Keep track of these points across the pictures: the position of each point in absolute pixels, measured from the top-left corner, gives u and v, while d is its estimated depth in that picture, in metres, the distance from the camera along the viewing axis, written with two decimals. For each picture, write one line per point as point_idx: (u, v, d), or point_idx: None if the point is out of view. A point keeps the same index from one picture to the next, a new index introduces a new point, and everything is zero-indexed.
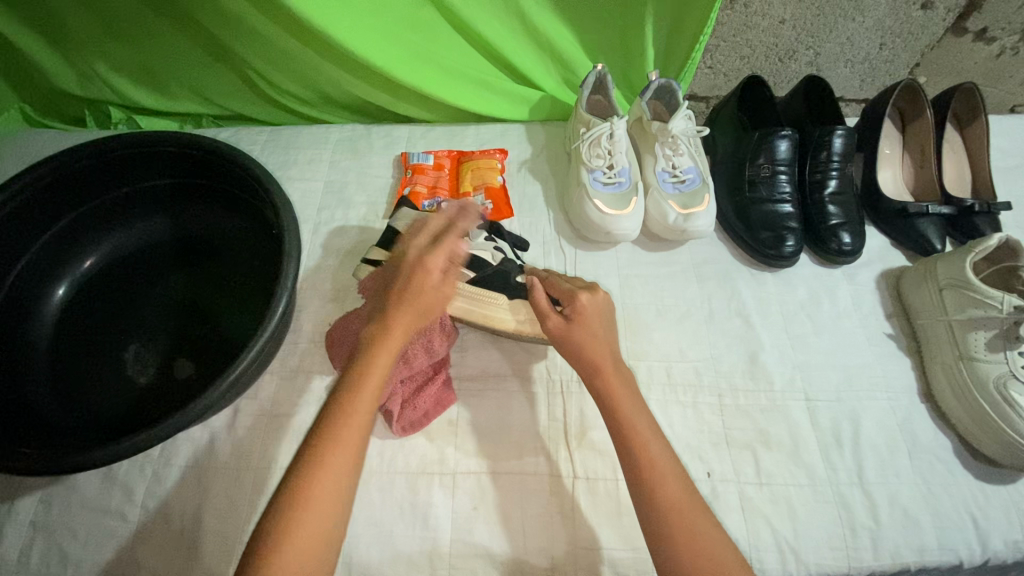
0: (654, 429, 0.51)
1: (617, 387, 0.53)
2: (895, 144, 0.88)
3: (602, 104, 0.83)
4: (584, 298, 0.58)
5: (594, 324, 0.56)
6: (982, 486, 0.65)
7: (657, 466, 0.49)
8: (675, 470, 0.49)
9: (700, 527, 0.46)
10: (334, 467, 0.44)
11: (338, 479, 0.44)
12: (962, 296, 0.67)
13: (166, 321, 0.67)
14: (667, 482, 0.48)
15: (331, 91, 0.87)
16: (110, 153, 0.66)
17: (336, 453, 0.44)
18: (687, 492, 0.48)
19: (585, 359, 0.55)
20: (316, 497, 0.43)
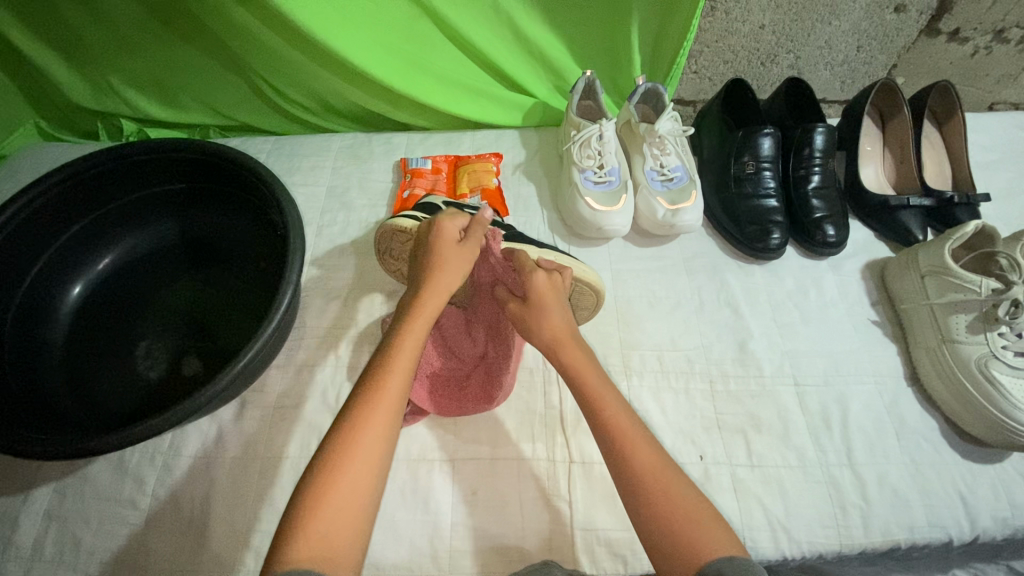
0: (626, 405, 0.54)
1: (576, 356, 0.58)
2: (875, 141, 0.92)
3: (592, 109, 0.87)
4: (540, 275, 0.60)
5: (548, 301, 0.60)
6: (969, 465, 0.66)
7: (629, 437, 0.51)
8: (650, 442, 0.51)
9: (680, 490, 0.47)
10: (380, 414, 0.48)
11: (384, 423, 0.48)
12: (943, 282, 0.69)
13: (176, 319, 0.70)
14: (641, 451, 0.50)
15: (333, 101, 0.91)
16: (124, 160, 0.70)
17: (384, 399, 0.49)
18: (661, 460, 0.50)
19: (543, 332, 0.59)
20: (365, 435, 0.46)
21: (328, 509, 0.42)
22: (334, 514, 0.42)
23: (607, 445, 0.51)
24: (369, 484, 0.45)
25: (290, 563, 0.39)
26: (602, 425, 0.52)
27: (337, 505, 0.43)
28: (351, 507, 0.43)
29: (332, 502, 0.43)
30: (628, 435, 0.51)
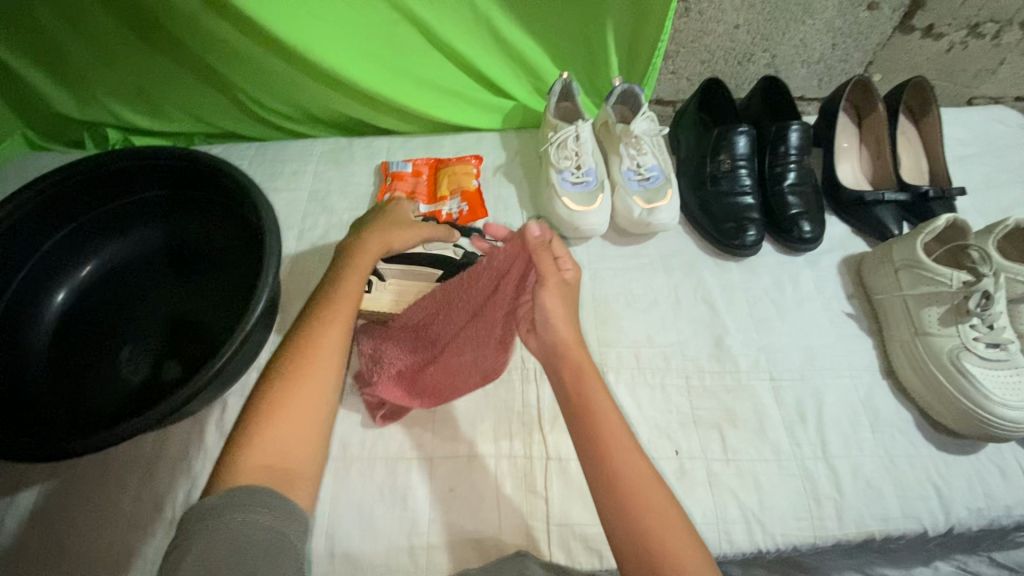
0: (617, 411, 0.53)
1: (584, 360, 0.57)
2: (852, 137, 0.93)
3: (571, 111, 0.88)
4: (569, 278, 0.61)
5: (567, 307, 0.60)
6: (944, 456, 0.67)
7: (615, 441, 0.50)
8: (635, 448, 0.50)
9: (668, 510, 0.47)
10: (324, 348, 0.53)
11: (329, 358, 0.53)
12: (916, 274, 0.70)
13: (159, 324, 0.71)
14: (634, 461, 0.49)
15: (315, 107, 0.92)
16: (105, 167, 0.71)
17: (330, 334, 0.54)
18: (647, 470, 0.49)
19: (559, 335, 0.59)
20: (309, 374, 0.51)
21: (275, 440, 0.48)
22: (283, 437, 0.48)
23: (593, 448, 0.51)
24: (319, 413, 0.51)
25: (247, 478, 0.45)
26: (591, 429, 0.51)
27: (288, 431, 0.49)
28: (299, 437, 0.49)
29: (282, 426, 0.48)
30: (611, 438, 0.50)
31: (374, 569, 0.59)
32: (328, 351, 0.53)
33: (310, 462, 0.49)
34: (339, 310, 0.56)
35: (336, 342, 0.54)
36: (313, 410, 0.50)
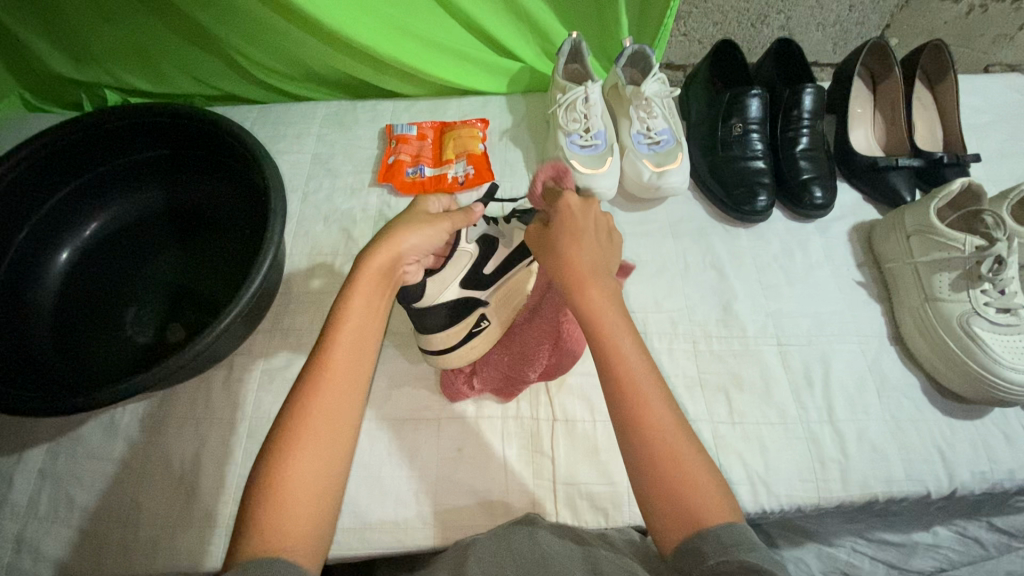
0: (642, 345, 0.45)
1: (596, 297, 0.47)
2: (866, 103, 0.91)
3: (579, 72, 0.86)
4: (569, 204, 0.54)
5: (575, 227, 0.52)
6: (949, 421, 0.67)
7: (636, 385, 0.43)
8: (663, 393, 0.44)
9: (689, 461, 0.42)
10: (332, 404, 0.45)
11: (342, 400, 0.46)
12: (928, 240, 0.69)
13: (164, 285, 0.70)
14: (654, 408, 0.43)
15: (318, 68, 0.90)
16: (105, 124, 0.69)
17: (338, 385, 0.46)
18: (674, 418, 0.43)
19: (571, 264, 0.48)
20: (313, 424, 0.44)
21: (281, 505, 0.41)
22: (293, 518, 0.41)
23: (611, 389, 0.44)
24: (334, 485, 0.44)
25: (255, 550, 0.38)
26: (610, 371, 0.44)
27: (297, 511, 0.41)
28: (309, 499, 0.42)
29: (291, 505, 0.41)
30: (637, 384, 0.43)
31: (383, 526, 0.60)
32: (339, 409, 0.46)
33: (324, 540, 0.42)
34: (346, 357, 0.48)
35: (346, 393, 0.47)
36: (326, 481, 0.43)
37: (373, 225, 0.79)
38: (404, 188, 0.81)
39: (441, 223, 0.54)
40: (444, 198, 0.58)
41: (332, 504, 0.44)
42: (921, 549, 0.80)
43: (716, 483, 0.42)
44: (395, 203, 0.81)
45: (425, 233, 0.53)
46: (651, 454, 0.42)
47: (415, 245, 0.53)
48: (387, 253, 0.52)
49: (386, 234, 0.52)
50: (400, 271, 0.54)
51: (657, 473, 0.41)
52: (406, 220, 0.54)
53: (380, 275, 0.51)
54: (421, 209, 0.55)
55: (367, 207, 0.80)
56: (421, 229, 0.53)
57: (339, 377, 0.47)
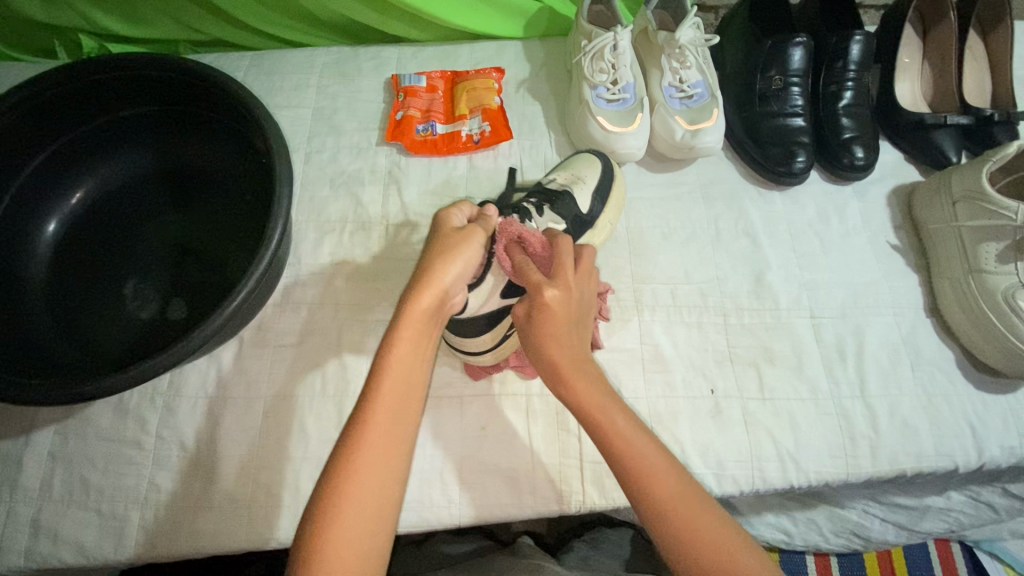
0: (636, 422, 0.47)
1: (584, 390, 0.48)
2: (914, 51, 0.83)
3: (604, 15, 0.77)
4: (550, 296, 0.48)
5: (556, 327, 0.49)
6: (982, 396, 0.66)
7: (647, 470, 0.45)
8: (668, 467, 0.46)
9: (706, 522, 0.43)
10: (376, 453, 0.45)
11: (384, 459, 0.45)
12: (976, 208, 0.65)
13: (162, 256, 0.66)
14: (661, 484, 0.44)
15: (314, 9, 0.81)
16: (83, 78, 0.62)
17: (380, 442, 0.45)
18: (683, 485, 0.45)
19: (545, 361, 0.49)
20: (358, 484, 0.44)
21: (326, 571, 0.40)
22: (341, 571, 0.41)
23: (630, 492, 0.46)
24: (380, 533, 0.44)
25: None
26: (620, 464, 0.46)
27: (345, 566, 0.41)
28: (353, 564, 0.41)
29: (339, 561, 0.41)
30: (645, 473, 0.45)
31: (408, 506, 0.59)
32: (384, 458, 0.45)
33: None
34: (389, 404, 0.46)
35: (388, 449, 0.45)
36: (372, 530, 0.43)
37: (383, 188, 0.73)
38: (414, 147, 0.75)
39: (475, 238, 0.52)
40: (466, 208, 0.55)
41: (378, 552, 0.43)
42: (932, 513, 0.82)
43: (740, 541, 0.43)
44: (405, 163, 0.75)
45: (465, 260, 0.51)
46: (666, 527, 0.43)
47: (457, 277, 0.51)
48: (430, 297, 0.49)
49: (424, 270, 0.50)
50: (446, 305, 0.52)
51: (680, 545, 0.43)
52: (444, 249, 0.51)
53: (426, 315, 0.49)
54: (450, 231, 0.53)
55: (376, 168, 0.74)
56: (458, 257, 0.51)
57: (382, 425, 0.46)
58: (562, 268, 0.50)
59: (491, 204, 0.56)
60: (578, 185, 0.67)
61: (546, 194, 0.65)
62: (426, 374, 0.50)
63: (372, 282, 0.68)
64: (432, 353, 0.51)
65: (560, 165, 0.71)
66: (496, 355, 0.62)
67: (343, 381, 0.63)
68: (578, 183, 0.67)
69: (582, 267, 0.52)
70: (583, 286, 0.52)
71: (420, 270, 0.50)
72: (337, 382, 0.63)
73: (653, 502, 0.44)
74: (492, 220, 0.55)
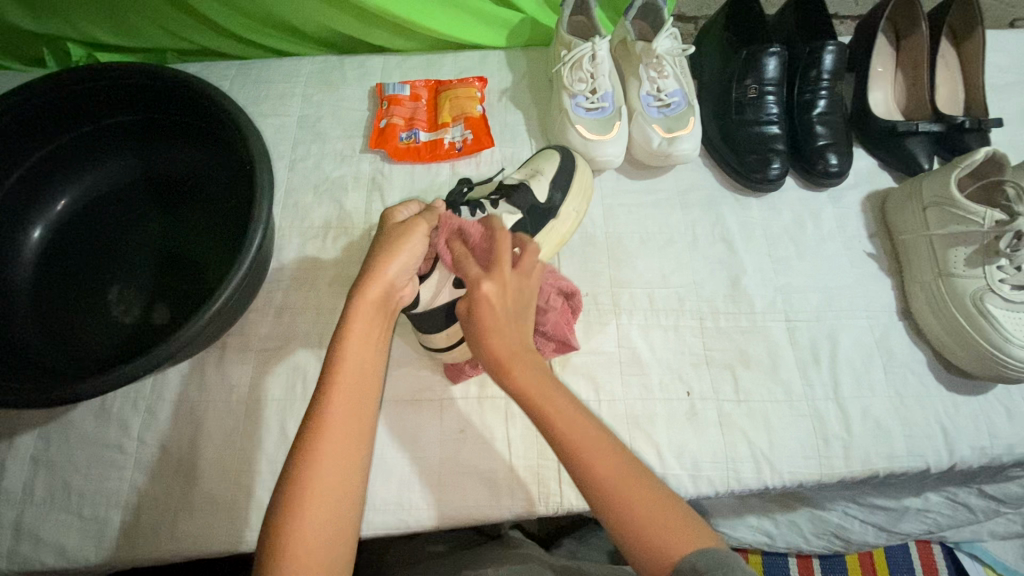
0: (581, 407, 0.46)
1: (526, 376, 0.46)
2: (887, 60, 0.85)
3: (584, 26, 0.79)
4: (487, 287, 0.48)
5: (494, 317, 0.47)
6: (953, 397, 0.67)
7: (585, 449, 0.43)
8: (608, 445, 0.44)
9: (651, 498, 0.42)
10: (339, 437, 0.46)
11: (348, 441, 0.46)
12: (945, 213, 0.67)
13: (145, 261, 0.67)
14: (606, 464, 0.43)
15: (300, 19, 0.82)
16: (68, 87, 0.64)
17: (343, 425, 0.46)
18: (620, 463, 0.43)
19: (487, 353, 0.47)
20: (324, 466, 0.44)
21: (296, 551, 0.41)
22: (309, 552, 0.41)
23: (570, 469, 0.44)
24: (348, 515, 0.44)
25: None
26: (558, 439, 0.44)
27: (312, 545, 0.42)
28: (320, 544, 0.42)
29: (307, 541, 0.42)
30: (581, 448, 0.43)
31: (387, 508, 0.60)
32: (345, 440, 0.46)
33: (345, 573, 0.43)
34: (349, 389, 0.48)
35: (353, 432, 0.47)
36: (339, 512, 0.44)
37: (366, 195, 0.75)
38: (397, 154, 0.76)
39: (417, 232, 0.54)
40: (411, 205, 0.58)
41: (347, 535, 0.44)
42: (911, 513, 0.83)
43: (679, 511, 0.42)
44: (388, 171, 0.76)
45: (408, 254, 0.53)
46: (607, 505, 0.42)
47: (401, 270, 0.53)
48: (378, 287, 0.51)
49: (371, 264, 0.52)
50: (393, 296, 0.54)
51: (619, 519, 0.42)
52: (388, 244, 0.53)
53: (376, 305, 0.52)
54: (393, 227, 0.55)
55: (359, 175, 0.76)
56: (402, 249, 0.53)
57: (343, 409, 0.47)
58: (500, 260, 0.49)
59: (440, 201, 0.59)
60: (535, 177, 0.69)
61: (506, 190, 0.67)
62: (383, 361, 0.52)
63: (354, 288, 0.69)
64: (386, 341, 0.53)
65: (526, 162, 0.73)
66: (466, 347, 0.62)
67: None
68: (536, 176, 0.69)
69: (523, 260, 0.51)
70: (523, 280, 0.50)
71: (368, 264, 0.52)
72: None
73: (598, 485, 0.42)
74: (438, 213, 0.57)
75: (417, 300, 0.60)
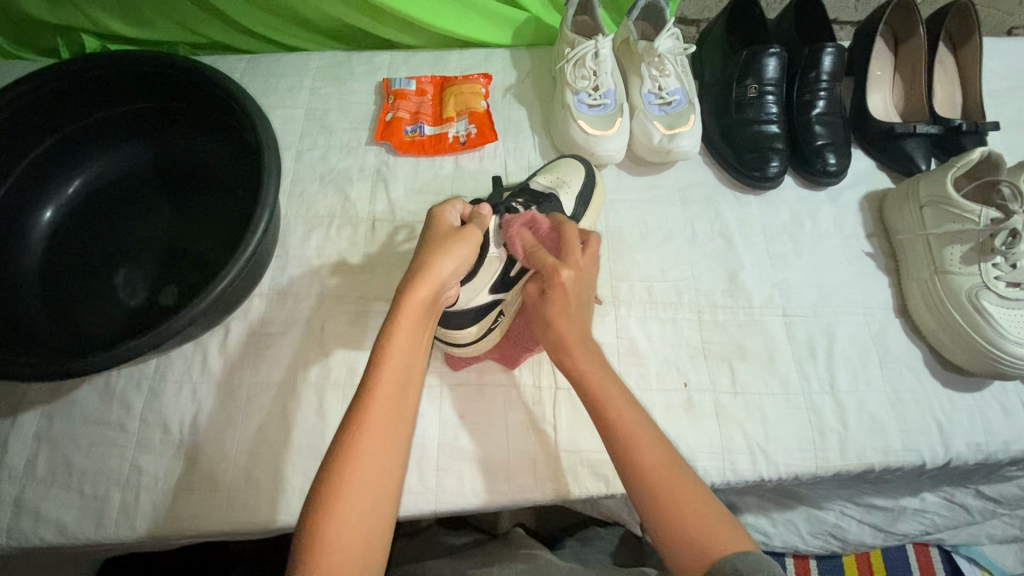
0: (627, 393, 0.51)
1: (581, 360, 0.51)
2: (886, 64, 0.87)
3: (588, 25, 0.81)
4: (565, 275, 0.53)
5: (569, 305, 0.53)
6: (949, 394, 0.67)
7: (631, 433, 0.48)
8: (653, 435, 0.48)
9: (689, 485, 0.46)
10: (378, 440, 0.46)
11: (387, 442, 0.47)
12: (942, 212, 0.67)
13: (153, 245, 0.68)
14: (647, 450, 0.47)
15: (311, 15, 0.84)
16: (84, 73, 0.65)
17: (381, 427, 0.47)
18: (666, 448, 0.47)
19: (552, 335, 0.53)
20: (362, 466, 0.45)
21: (333, 546, 0.42)
22: (344, 550, 0.42)
23: (617, 454, 0.48)
24: (382, 518, 0.45)
25: None
26: (608, 424, 0.49)
27: (348, 542, 0.42)
28: (357, 540, 0.43)
29: (342, 541, 0.42)
30: (634, 434, 0.47)
31: None
32: (384, 441, 0.47)
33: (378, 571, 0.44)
34: (389, 391, 0.48)
35: (391, 433, 0.47)
36: (374, 513, 0.44)
37: (371, 186, 0.76)
38: (403, 147, 0.78)
39: (469, 238, 0.55)
40: (458, 206, 0.59)
41: (381, 538, 0.45)
42: (908, 514, 0.83)
43: (713, 508, 0.44)
44: (393, 163, 0.77)
45: (459, 257, 0.54)
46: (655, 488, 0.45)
47: (452, 272, 0.54)
48: (427, 290, 0.52)
49: (420, 266, 0.53)
50: (441, 298, 0.55)
51: (670, 506, 0.44)
52: (440, 245, 0.54)
53: (423, 307, 0.52)
54: (444, 229, 0.56)
55: (365, 166, 0.77)
56: (452, 253, 0.54)
57: (383, 411, 0.47)
58: (572, 253, 0.54)
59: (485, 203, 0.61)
60: (564, 188, 0.69)
61: (534, 196, 0.67)
62: (422, 365, 0.52)
63: (357, 275, 0.70)
64: (428, 347, 0.53)
65: (547, 167, 0.73)
66: (481, 343, 0.63)
67: (326, 369, 0.65)
68: (564, 186, 0.69)
69: (589, 249, 0.56)
70: (593, 268, 0.56)
71: (421, 263, 0.53)
72: (319, 371, 0.65)
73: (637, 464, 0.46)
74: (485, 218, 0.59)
75: (455, 301, 0.59)
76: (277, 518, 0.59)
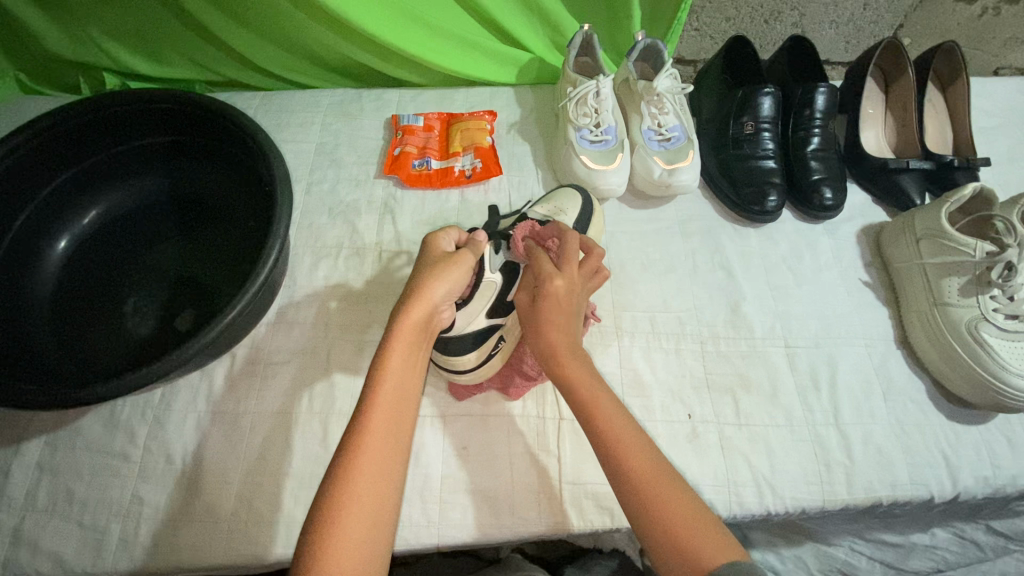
0: (620, 405, 0.51)
1: (576, 370, 0.52)
2: (878, 103, 0.90)
3: (590, 66, 0.83)
4: (558, 284, 0.54)
5: (558, 311, 0.53)
6: (954, 427, 0.67)
7: (623, 442, 0.48)
8: (644, 445, 0.48)
9: (682, 502, 0.45)
10: (376, 462, 0.46)
11: (385, 463, 0.47)
12: (937, 244, 0.69)
13: (164, 273, 0.69)
14: (635, 458, 0.47)
15: (325, 56, 0.88)
16: (106, 109, 0.68)
17: (378, 446, 0.47)
18: (655, 460, 0.48)
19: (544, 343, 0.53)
20: (360, 486, 0.45)
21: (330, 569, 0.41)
22: None
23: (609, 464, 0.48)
24: (381, 541, 0.44)
25: None
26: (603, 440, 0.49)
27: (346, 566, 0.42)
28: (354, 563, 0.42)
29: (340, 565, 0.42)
30: (626, 451, 0.47)
31: None
32: (383, 460, 0.47)
33: None
34: (386, 414, 0.49)
35: (388, 453, 0.47)
36: (372, 535, 0.44)
37: (378, 218, 0.78)
38: (410, 180, 0.80)
39: (461, 262, 0.57)
40: (454, 232, 0.61)
41: (380, 561, 0.44)
42: (918, 550, 0.81)
43: (713, 524, 0.44)
44: (400, 195, 0.79)
45: (451, 280, 0.56)
46: (645, 507, 0.45)
47: (445, 295, 0.55)
48: (420, 311, 0.54)
49: (415, 288, 0.55)
50: (434, 320, 0.56)
51: (653, 522, 0.45)
52: (434, 269, 0.56)
53: (418, 328, 0.54)
54: (438, 254, 0.58)
55: (373, 199, 0.79)
56: (445, 276, 0.55)
57: (381, 432, 0.48)
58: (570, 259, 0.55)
59: (480, 230, 0.62)
60: (560, 216, 0.71)
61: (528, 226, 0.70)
62: (420, 387, 0.53)
63: (363, 305, 0.71)
64: (424, 368, 0.54)
65: (544, 198, 0.75)
66: (483, 372, 0.64)
67: (330, 399, 0.65)
68: (559, 214, 0.71)
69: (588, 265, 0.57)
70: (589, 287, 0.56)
71: (415, 283, 0.55)
72: (323, 400, 0.65)
73: (631, 478, 0.47)
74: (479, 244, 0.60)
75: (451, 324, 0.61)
76: (277, 550, 0.58)
